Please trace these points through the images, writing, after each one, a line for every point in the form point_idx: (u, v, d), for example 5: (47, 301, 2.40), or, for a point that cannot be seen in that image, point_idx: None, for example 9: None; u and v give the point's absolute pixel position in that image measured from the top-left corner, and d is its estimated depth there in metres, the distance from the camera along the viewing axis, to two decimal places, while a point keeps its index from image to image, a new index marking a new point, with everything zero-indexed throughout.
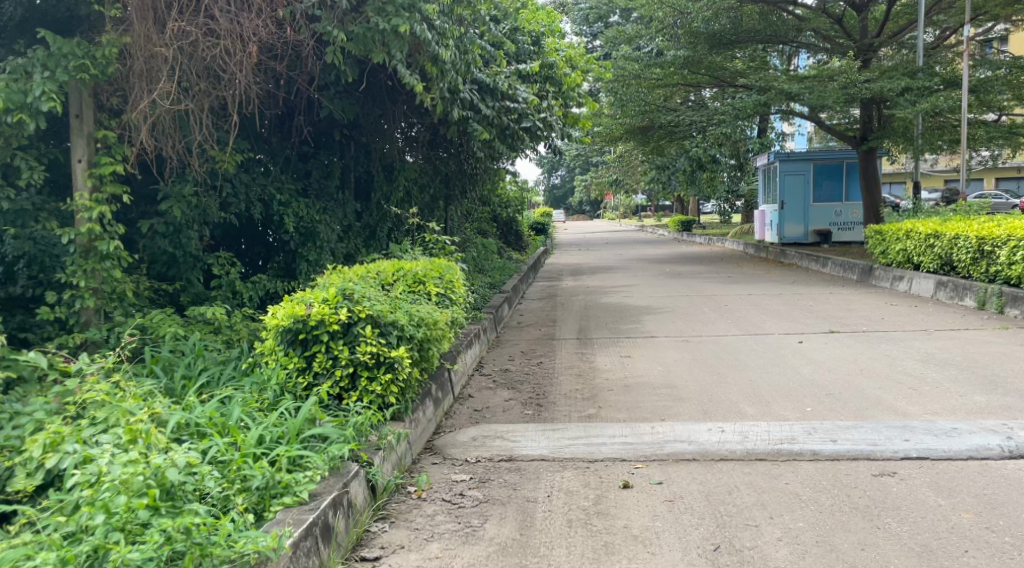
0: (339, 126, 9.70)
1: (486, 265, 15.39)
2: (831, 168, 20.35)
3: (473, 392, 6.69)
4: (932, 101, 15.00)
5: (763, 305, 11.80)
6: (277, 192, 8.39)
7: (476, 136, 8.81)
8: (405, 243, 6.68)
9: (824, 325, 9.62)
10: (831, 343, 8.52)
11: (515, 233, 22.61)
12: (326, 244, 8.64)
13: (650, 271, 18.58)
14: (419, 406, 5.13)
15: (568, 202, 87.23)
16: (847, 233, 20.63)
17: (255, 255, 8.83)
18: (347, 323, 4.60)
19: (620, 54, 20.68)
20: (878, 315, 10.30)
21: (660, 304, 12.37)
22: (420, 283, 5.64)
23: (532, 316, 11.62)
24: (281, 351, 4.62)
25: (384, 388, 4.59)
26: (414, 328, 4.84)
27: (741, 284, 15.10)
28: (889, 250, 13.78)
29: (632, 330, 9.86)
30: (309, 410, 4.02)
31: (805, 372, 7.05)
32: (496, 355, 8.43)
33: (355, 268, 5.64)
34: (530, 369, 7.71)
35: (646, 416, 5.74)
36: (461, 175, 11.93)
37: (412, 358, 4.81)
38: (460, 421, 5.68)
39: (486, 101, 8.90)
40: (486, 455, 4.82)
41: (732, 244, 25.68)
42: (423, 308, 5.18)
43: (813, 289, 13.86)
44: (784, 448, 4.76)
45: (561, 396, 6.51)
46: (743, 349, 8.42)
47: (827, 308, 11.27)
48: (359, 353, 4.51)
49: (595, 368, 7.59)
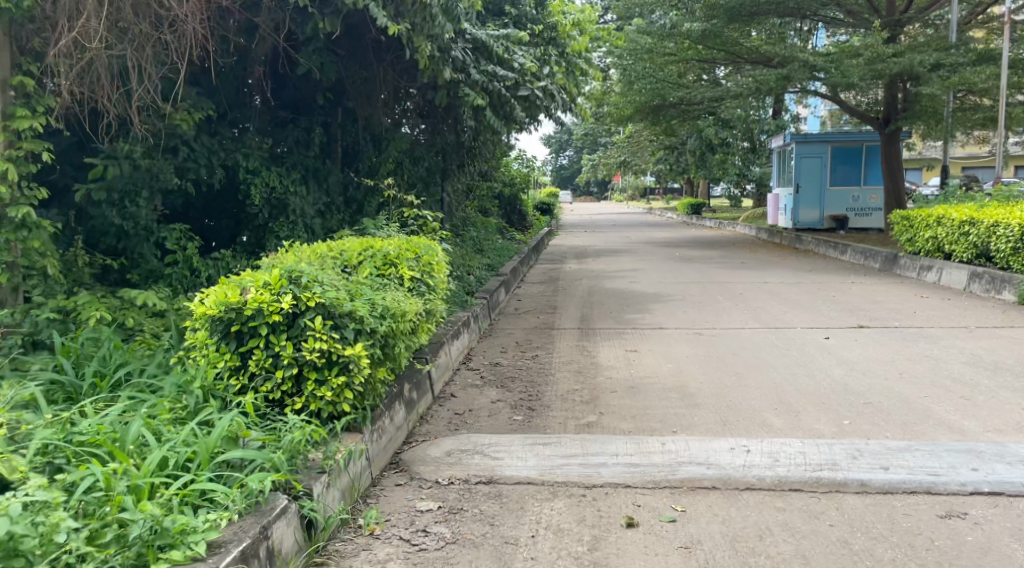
0: (323, 88, 8.84)
1: (483, 246, 14.51)
2: (850, 151, 19.35)
3: (456, 391, 5.84)
4: (963, 77, 14.26)
5: (782, 294, 10.92)
6: (247, 158, 7.65)
7: (469, 102, 7.88)
8: (382, 219, 5.81)
9: (850, 319, 8.74)
10: (861, 340, 7.66)
11: (519, 213, 21.76)
12: (299, 220, 7.97)
13: (659, 255, 17.65)
14: (384, 412, 4.30)
15: (574, 182, 85.90)
16: (864, 219, 19.62)
17: (221, 230, 8.08)
18: (293, 313, 3.74)
19: (631, 29, 19.62)
20: (908, 308, 9.42)
21: (670, 291, 11.49)
22: (391, 264, 4.77)
23: (531, 301, 10.76)
24: (210, 345, 3.76)
25: (336, 394, 3.75)
26: (378, 319, 3.98)
27: (755, 270, 14.22)
28: (918, 238, 12.85)
29: (640, 320, 8.99)
30: (229, 425, 3.17)
31: (836, 375, 6.21)
32: (486, 346, 7.57)
33: (313, 246, 4.78)
34: (523, 363, 6.85)
35: (655, 427, 4.90)
36: (460, 147, 11.10)
37: (374, 357, 3.95)
38: (437, 428, 4.87)
39: (479, 63, 8.01)
40: (462, 475, 3.98)
41: (744, 228, 24.72)
42: (391, 295, 4.31)
43: (833, 278, 12.97)
44: (825, 477, 3.90)
45: (556, 398, 5.66)
46: (764, 344, 7.56)
47: (851, 299, 10.38)
48: (305, 352, 3.66)
49: (597, 365, 6.74)
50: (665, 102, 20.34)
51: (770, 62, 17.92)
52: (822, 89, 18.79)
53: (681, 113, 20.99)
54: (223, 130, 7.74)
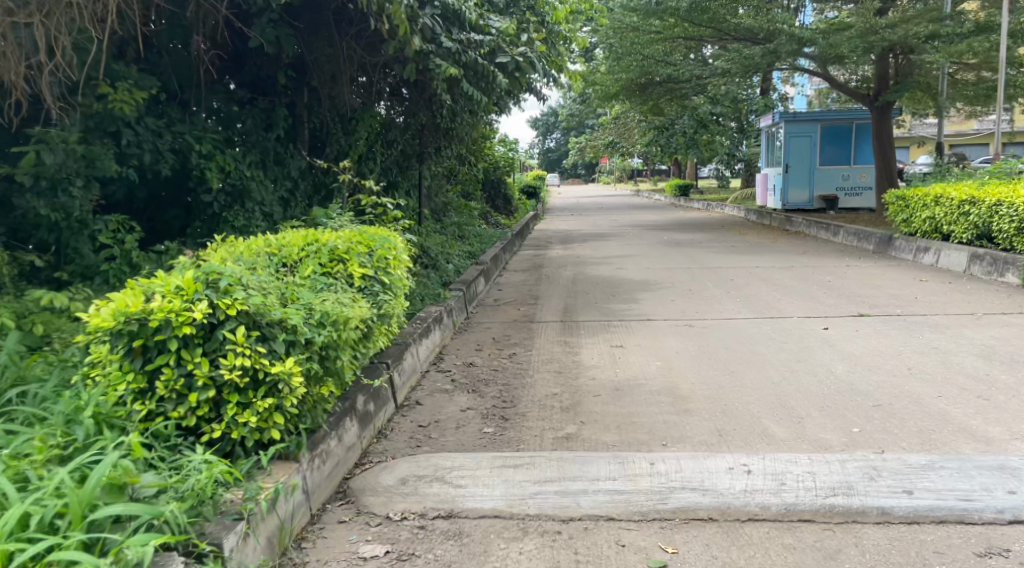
0: (283, 65, 8.23)
1: (461, 233, 13.90)
2: (838, 130, 18.76)
3: (422, 398, 5.25)
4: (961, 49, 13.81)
5: (775, 280, 10.39)
6: (196, 140, 7.02)
7: (440, 74, 7.21)
8: (335, 207, 5.19)
9: (850, 306, 8.21)
10: (863, 330, 7.12)
11: (503, 197, 21.20)
12: (255, 207, 7.30)
13: (647, 239, 17.09)
14: (329, 433, 3.71)
15: (561, 165, 85.10)
16: (854, 200, 19.15)
17: (172, 219, 7.45)
18: (210, 323, 3.16)
19: (616, 4, 18.99)
20: (909, 294, 8.90)
21: (658, 278, 10.93)
22: (340, 260, 4.18)
23: (511, 291, 10.17)
24: (112, 361, 3.16)
25: (263, 419, 3.17)
26: (316, 328, 3.40)
27: (747, 254, 13.69)
28: (914, 218, 12.32)
29: (627, 311, 8.42)
30: (116, 467, 2.60)
31: (840, 372, 5.67)
32: (460, 343, 6.98)
33: (250, 241, 4.17)
34: (498, 363, 6.27)
35: (642, 441, 4.35)
36: (435, 129, 10.42)
37: (312, 373, 3.37)
38: (395, 446, 4.29)
39: (450, 32, 7.38)
40: (417, 509, 3.41)
41: (733, 210, 24.17)
42: (335, 297, 3.73)
43: (827, 261, 12.45)
44: (840, 504, 3.35)
45: (532, 405, 5.08)
46: (760, 337, 7.01)
47: (848, 284, 9.85)
48: (223, 370, 3.08)
49: (579, 364, 6.17)
50: (650, 80, 19.72)
51: (758, 39, 17.35)
52: (811, 65, 18.22)
53: (669, 92, 20.32)
54: (172, 111, 7.11)
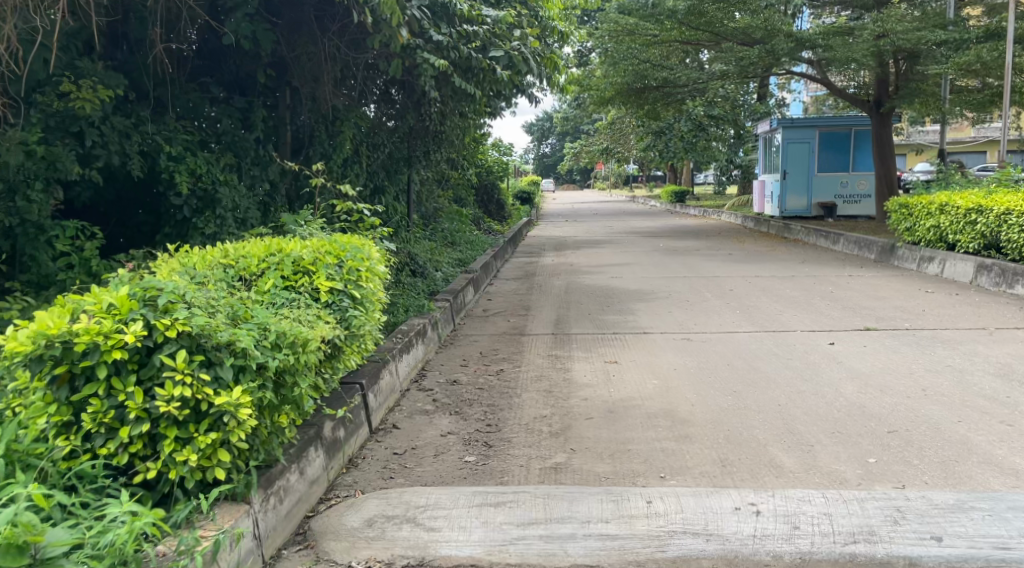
0: (264, 64, 7.87)
1: (451, 240, 13.50)
2: (837, 137, 18.52)
3: (400, 421, 4.86)
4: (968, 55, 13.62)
5: (775, 291, 10.01)
6: (167, 142, 6.63)
7: (430, 71, 6.83)
8: (305, 213, 4.79)
9: (855, 320, 7.85)
10: (870, 346, 6.75)
11: (497, 202, 20.85)
12: (229, 213, 6.88)
13: (643, 246, 16.71)
14: (288, 467, 3.31)
15: (557, 170, 84.86)
16: (853, 207, 18.77)
17: (141, 225, 7.04)
18: (145, 346, 2.78)
19: (613, 6, 18.66)
20: (915, 306, 8.54)
21: (654, 287, 10.54)
22: (306, 273, 3.79)
23: (501, 301, 9.77)
24: (33, 391, 2.77)
25: (205, 458, 2.77)
26: (271, 351, 3.01)
27: (745, 263, 13.35)
28: (917, 227, 11.99)
29: (622, 323, 8.05)
30: (16, 521, 2.21)
31: (850, 393, 5.31)
32: (445, 358, 6.58)
33: (207, 251, 3.78)
34: (484, 380, 5.86)
35: (638, 472, 3.97)
36: (424, 132, 10.13)
37: (265, 403, 2.97)
38: (365, 479, 3.89)
39: (440, 27, 6.98)
40: (383, 558, 3.03)
41: (730, 217, 23.82)
42: (295, 315, 3.33)
43: (828, 271, 12.09)
44: (861, 553, 2.99)
45: (519, 430, 4.68)
46: (762, 352, 6.63)
47: (851, 295, 9.49)
48: (159, 401, 2.69)
49: (571, 382, 5.77)
50: (647, 84, 19.38)
51: (755, 42, 17.01)
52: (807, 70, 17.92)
53: (665, 97, 19.99)
54: (142, 111, 6.73)
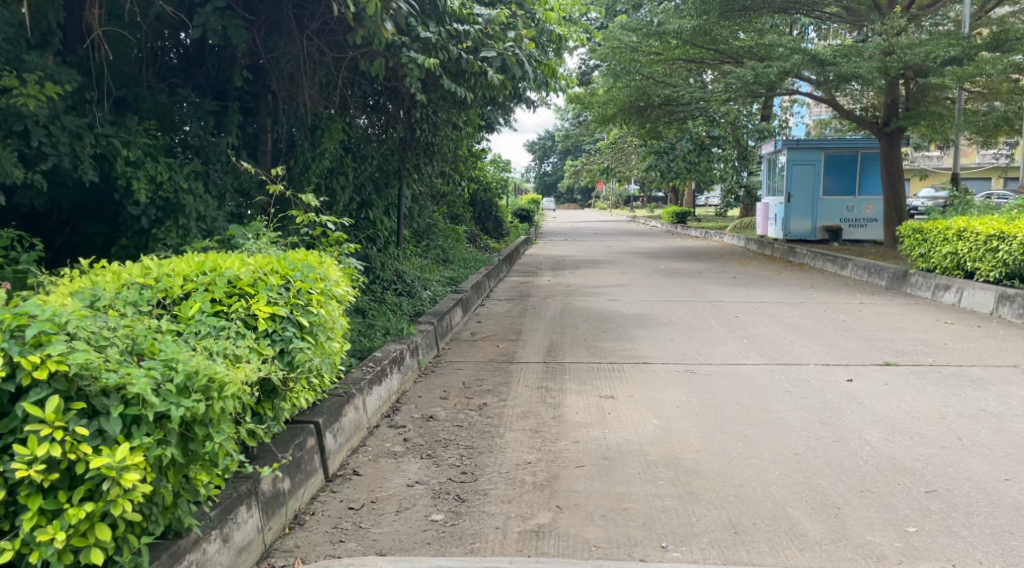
0: (240, 65, 7.31)
1: (443, 259, 12.92)
2: (844, 159, 17.97)
3: (362, 466, 4.24)
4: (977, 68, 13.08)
5: (784, 319, 9.40)
6: (126, 144, 6.03)
7: (418, 71, 6.24)
8: (258, 226, 4.19)
9: (872, 353, 7.25)
10: (893, 383, 6.14)
11: (494, 219, 20.30)
12: (192, 224, 6.27)
13: (643, 268, 16.12)
14: (204, 536, 2.68)
15: (558, 189, 84.46)
16: (859, 231, 18.20)
17: (95, 235, 6.41)
18: (6, 391, 2.17)
19: (616, 23, 18.25)
20: (936, 339, 7.93)
21: (655, 312, 9.94)
22: (243, 297, 3.20)
23: (491, 324, 9.16)
24: None
25: (78, 536, 2.14)
26: (176, 396, 2.40)
27: (750, 287, 12.76)
28: (932, 254, 11.41)
29: (620, 351, 7.44)
30: None
31: (877, 441, 4.69)
32: (424, 389, 5.95)
33: (126, 269, 3.19)
34: (465, 417, 5.23)
35: (635, 539, 3.35)
36: (414, 143, 9.54)
37: (166, 462, 2.35)
38: (309, 544, 3.25)
39: (428, 25, 6.44)
40: None
41: (732, 239, 23.25)
42: (218, 348, 2.73)
43: (838, 298, 11.48)
44: None
45: (498, 480, 4.05)
46: (773, 388, 6.01)
47: (865, 326, 8.88)
48: (17, 465, 2.07)
49: (562, 420, 5.14)
50: (650, 102, 18.92)
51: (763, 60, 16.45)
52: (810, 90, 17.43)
53: (668, 115, 19.50)
54: (99, 112, 6.15)
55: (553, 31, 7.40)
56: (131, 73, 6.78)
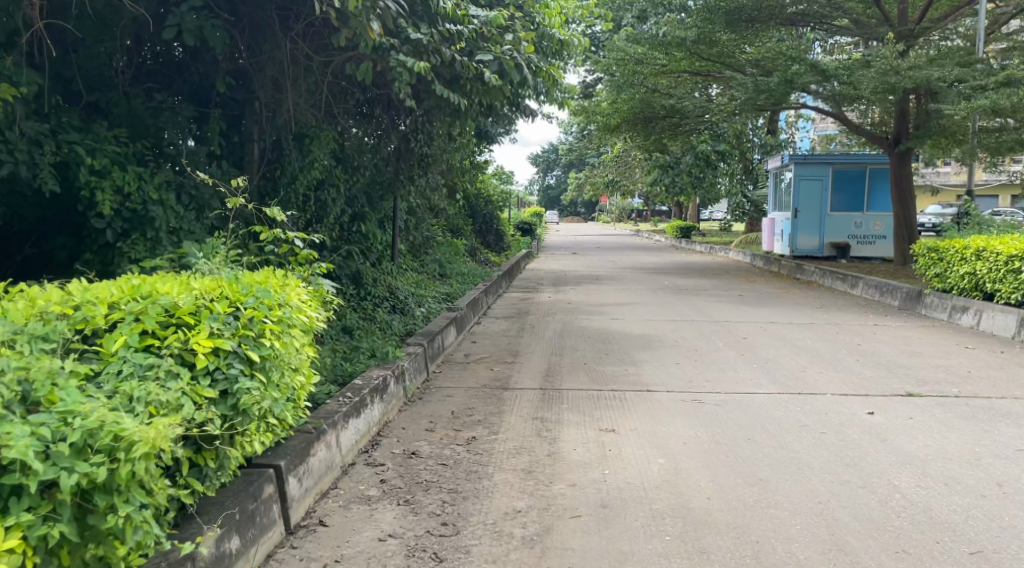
0: (223, 69, 6.89)
1: (438, 274, 12.46)
2: (853, 175, 17.52)
3: (331, 515, 3.77)
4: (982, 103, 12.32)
5: (795, 342, 8.89)
6: (91, 153, 5.59)
7: (407, 75, 5.80)
8: (216, 243, 3.74)
9: (892, 382, 6.77)
10: (918, 417, 5.66)
11: (495, 232, 19.82)
12: (161, 238, 5.84)
13: (646, 284, 15.64)
14: None
15: (562, 202, 84.16)
16: (868, 248, 17.73)
17: (59, 249, 5.99)
18: None
19: (620, 34, 17.81)
20: (958, 366, 7.45)
21: (660, 333, 9.46)
22: (181, 327, 2.75)
23: (488, 345, 8.71)
24: None
25: None
26: (71, 460, 2.07)
27: (757, 306, 12.27)
28: (948, 273, 10.94)
29: (622, 376, 6.97)
30: None
31: (909, 488, 4.21)
32: (410, 419, 5.47)
33: (51, 292, 2.80)
34: (450, 453, 4.75)
35: None
36: (409, 154, 9.10)
37: (55, 542, 2.03)
38: None
39: (419, 27, 6.02)
40: None
41: (737, 255, 22.76)
42: (137, 395, 2.36)
43: (849, 318, 11.00)
44: None
45: (484, 534, 3.58)
46: (788, 422, 5.52)
47: (881, 350, 8.41)
48: None
49: (558, 459, 4.66)
50: (654, 114, 18.46)
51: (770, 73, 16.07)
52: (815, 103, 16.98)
53: (672, 128, 19.10)
54: (65, 117, 5.73)
55: (554, 36, 6.99)
56: (104, 76, 6.36)
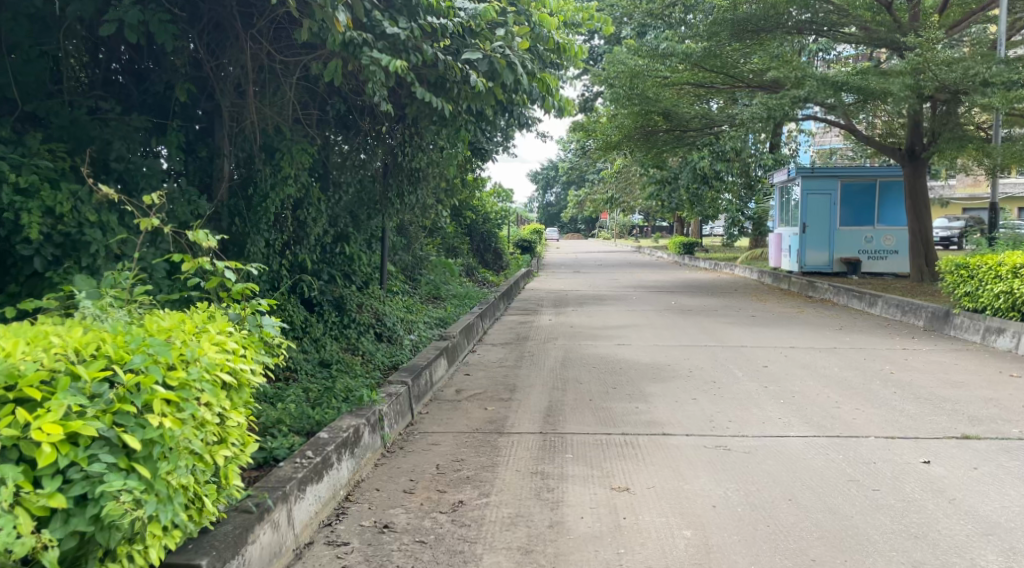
0: (180, 74, 6.11)
1: (429, 298, 11.66)
2: (863, 189, 16.74)
3: None
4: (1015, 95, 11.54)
5: (820, 371, 8.07)
6: (13, 170, 4.77)
7: (385, 73, 4.99)
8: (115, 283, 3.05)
9: (941, 420, 5.94)
10: (984, 466, 4.82)
11: (494, 251, 19.00)
12: (97, 267, 5.01)
13: (652, 304, 14.83)
14: None
15: (562, 218, 83.39)
16: (880, 264, 16.90)
17: None
18: None
19: (621, 46, 16.99)
20: (1011, 400, 6.61)
21: (671, 361, 8.63)
22: (22, 406, 2.23)
23: (482, 377, 7.89)
24: None
25: None
26: None
27: (772, 328, 11.45)
28: (979, 292, 10.11)
29: (632, 416, 6.14)
30: None
31: None
32: (386, 476, 4.66)
33: None
34: (428, 522, 3.94)
35: None
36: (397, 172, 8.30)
37: None
38: None
39: (397, 20, 5.28)
40: None
41: (744, 272, 21.96)
42: None
43: (874, 341, 10.17)
44: None
45: None
46: (833, 476, 4.67)
47: (919, 380, 7.56)
48: None
49: (561, 531, 3.83)
50: (657, 128, 17.69)
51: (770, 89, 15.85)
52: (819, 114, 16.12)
53: (675, 141, 18.31)
54: None
55: (550, 37, 6.02)
56: (44, 84, 5.60)
